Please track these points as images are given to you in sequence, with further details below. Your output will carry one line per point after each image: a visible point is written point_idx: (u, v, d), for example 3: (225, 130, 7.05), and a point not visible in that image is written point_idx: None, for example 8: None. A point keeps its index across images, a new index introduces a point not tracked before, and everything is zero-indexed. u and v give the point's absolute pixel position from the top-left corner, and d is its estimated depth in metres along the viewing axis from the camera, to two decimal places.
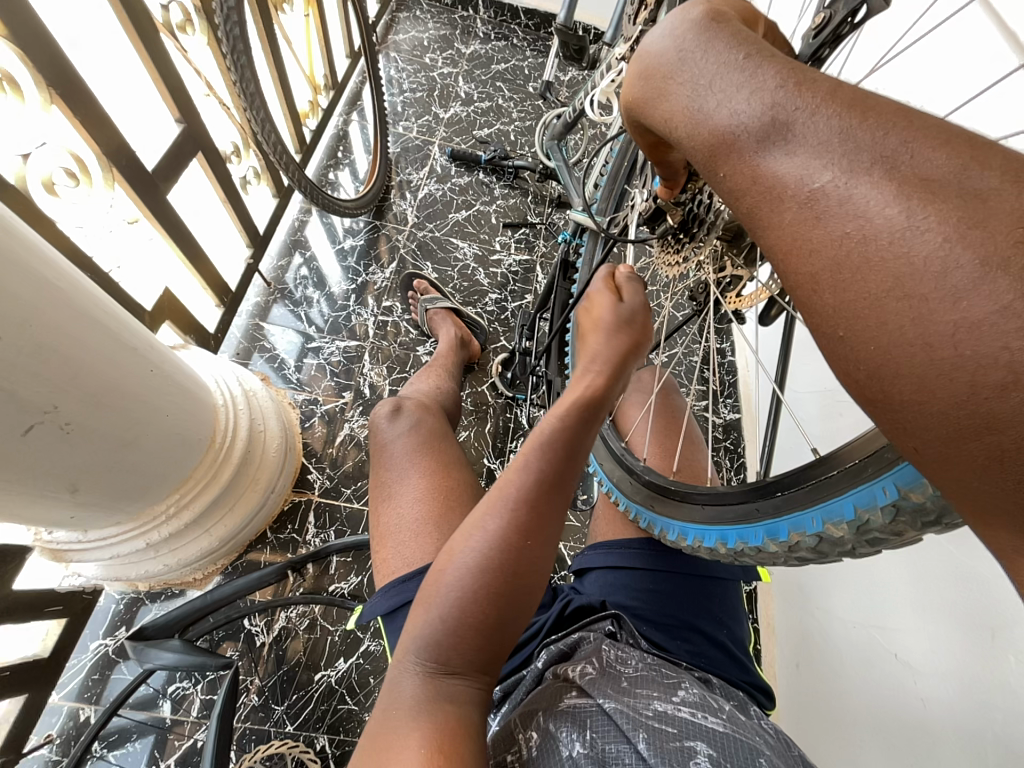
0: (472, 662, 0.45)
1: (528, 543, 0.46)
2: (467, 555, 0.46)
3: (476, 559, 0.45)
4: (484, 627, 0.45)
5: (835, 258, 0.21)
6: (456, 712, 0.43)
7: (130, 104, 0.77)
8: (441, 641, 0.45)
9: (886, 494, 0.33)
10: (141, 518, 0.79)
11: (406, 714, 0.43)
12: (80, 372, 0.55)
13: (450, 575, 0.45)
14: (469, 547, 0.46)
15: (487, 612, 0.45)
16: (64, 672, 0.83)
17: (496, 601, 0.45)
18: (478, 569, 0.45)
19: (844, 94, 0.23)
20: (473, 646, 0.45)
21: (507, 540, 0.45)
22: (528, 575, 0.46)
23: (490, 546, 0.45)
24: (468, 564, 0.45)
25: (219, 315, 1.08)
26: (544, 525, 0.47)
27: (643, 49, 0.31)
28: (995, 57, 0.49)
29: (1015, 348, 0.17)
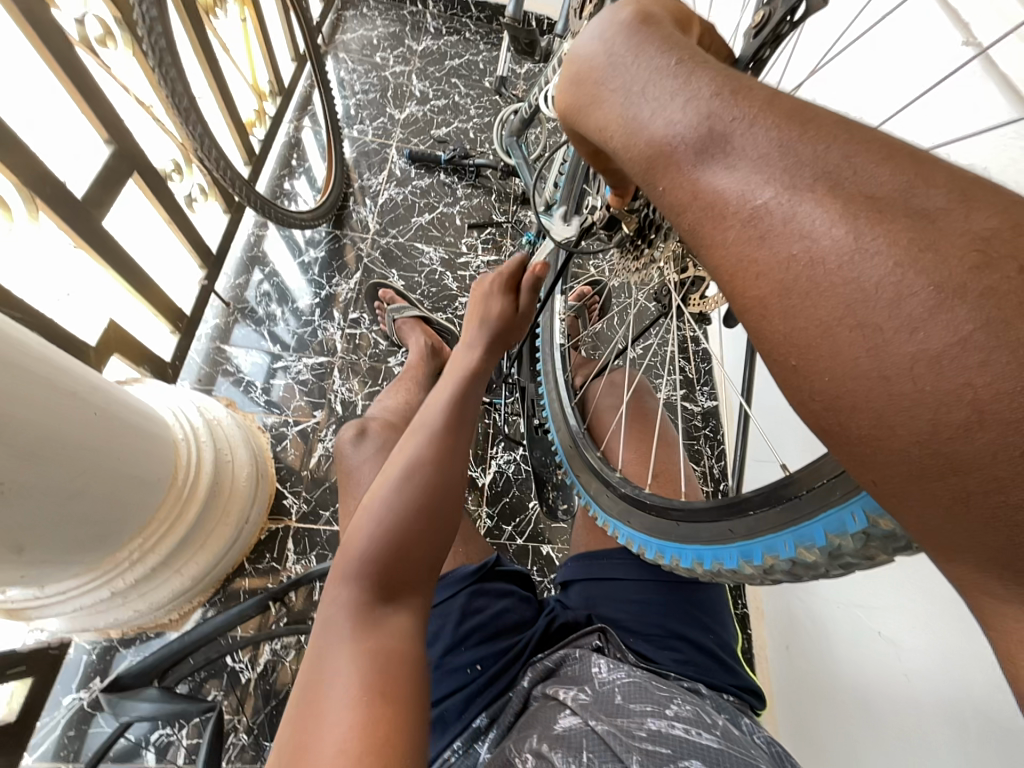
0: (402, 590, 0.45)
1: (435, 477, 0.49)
2: (382, 497, 0.47)
3: (382, 526, 0.46)
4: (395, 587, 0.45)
5: (781, 282, 0.20)
6: (389, 638, 0.42)
7: (50, 129, 0.72)
8: (366, 575, 0.44)
9: (856, 521, 0.33)
10: (102, 567, 0.75)
11: (339, 657, 0.41)
12: (11, 426, 0.51)
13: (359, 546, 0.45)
14: (382, 490, 0.47)
15: (431, 523, 0.47)
16: (36, 732, 0.79)
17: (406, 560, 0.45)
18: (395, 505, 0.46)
19: (781, 104, 0.21)
20: (399, 574, 0.45)
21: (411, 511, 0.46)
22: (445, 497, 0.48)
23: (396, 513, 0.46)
24: (373, 529, 0.46)
25: (176, 341, 1.03)
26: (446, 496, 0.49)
27: (573, 52, 0.29)
28: (939, 52, 0.48)
29: (979, 384, 0.16)
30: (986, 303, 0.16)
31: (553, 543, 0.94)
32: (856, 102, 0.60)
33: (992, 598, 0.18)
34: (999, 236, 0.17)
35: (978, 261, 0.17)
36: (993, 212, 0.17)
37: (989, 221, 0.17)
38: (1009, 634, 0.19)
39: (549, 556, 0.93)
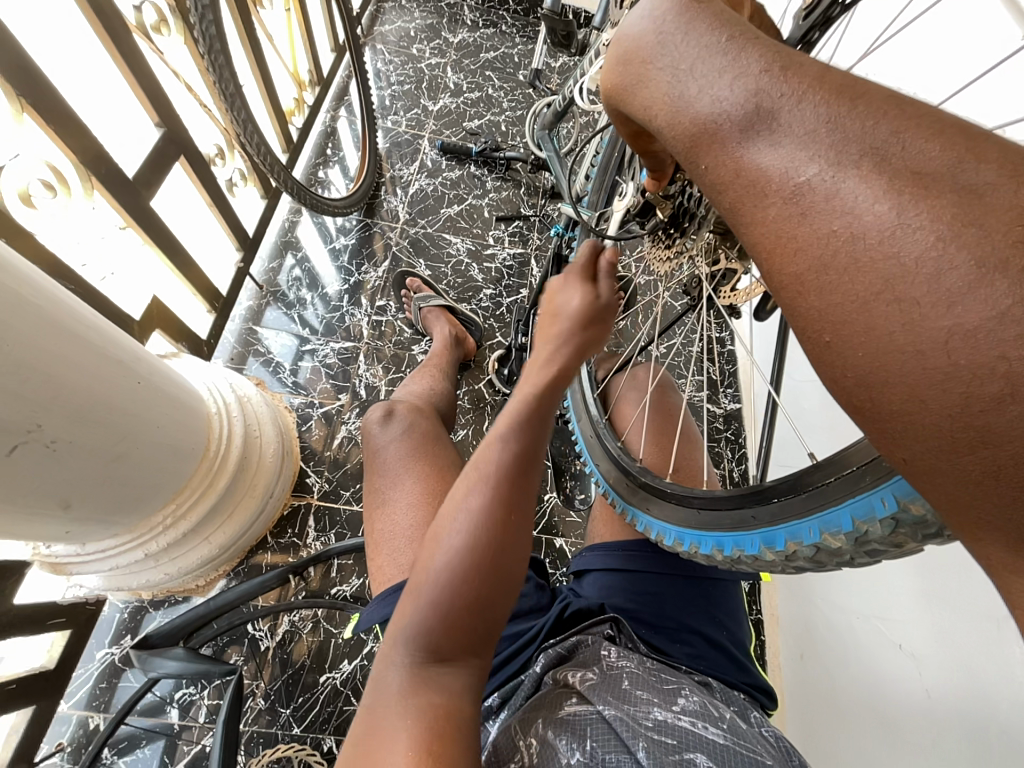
0: (462, 648, 0.44)
1: (511, 526, 0.45)
2: (454, 537, 0.45)
3: (462, 542, 0.44)
4: (470, 612, 0.44)
5: (820, 258, 0.20)
6: (445, 696, 0.42)
7: (106, 110, 0.75)
8: (444, 599, 0.43)
9: (886, 506, 0.32)
10: (138, 529, 0.79)
11: (395, 709, 0.42)
12: (63, 390, 0.54)
13: (437, 563, 0.44)
14: (453, 529, 0.45)
15: (509, 546, 0.45)
16: (72, 681, 0.84)
17: (486, 584, 0.44)
18: (464, 551, 0.44)
19: (832, 80, 0.21)
20: (463, 631, 0.44)
21: (489, 524, 0.45)
22: (516, 545, 0.46)
23: (475, 527, 0.45)
24: (455, 546, 0.44)
25: (212, 321, 1.07)
26: (523, 505, 0.47)
27: (621, 31, 0.29)
28: (994, 43, 0.47)
29: (1014, 356, 0.16)
30: None
31: (566, 536, 0.95)
32: (912, 85, 0.58)
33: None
34: None
35: None
36: None
37: None
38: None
39: (562, 548, 0.94)
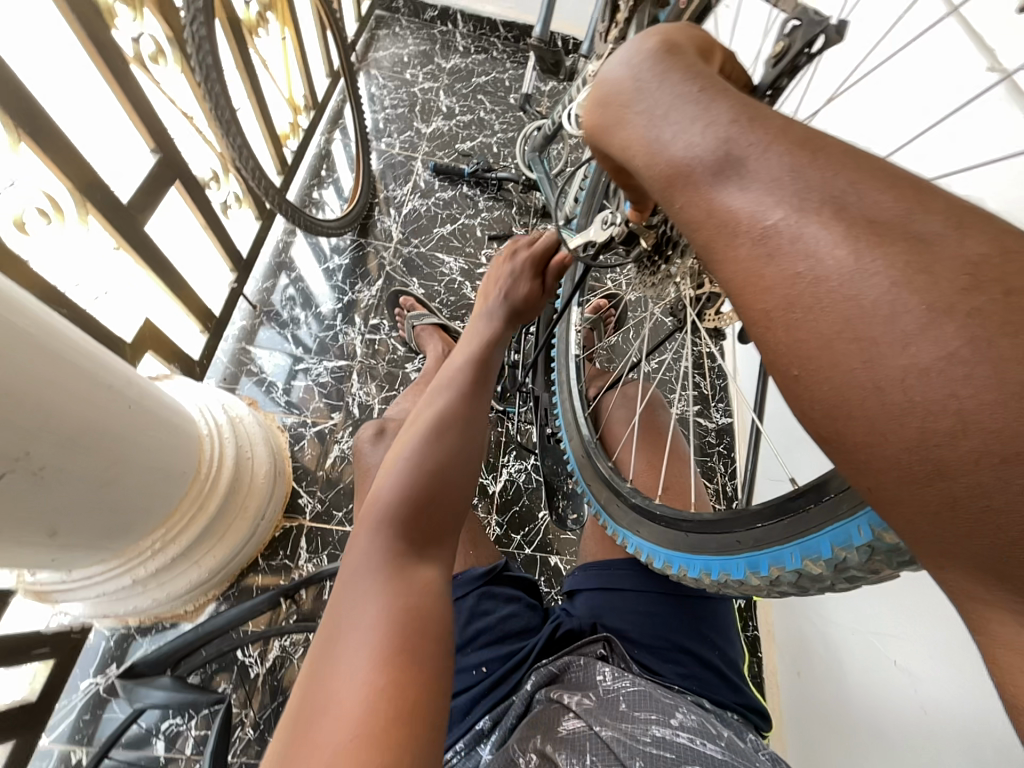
0: (420, 554, 0.46)
1: (443, 465, 0.49)
2: (389, 482, 0.48)
3: (397, 484, 0.48)
4: (410, 528, 0.46)
5: (787, 297, 0.21)
6: (407, 587, 0.43)
7: (102, 137, 0.76)
8: (385, 529, 0.46)
9: (862, 535, 0.33)
10: (125, 555, 0.78)
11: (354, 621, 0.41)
12: (53, 416, 0.54)
13: (376, 508, 0.47)
14: (393, 468, 0.49)
15: (441, 483, 0.48)
16: (54, 714, 0.82)
17: (423, 507, 0.47)
18: (400, 490, 0.47)
19: (794, 132, 0.23)
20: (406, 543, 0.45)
21: (420, 466, 0.48)
22: (449, 483, 0.49)
23: (408, 472, 0.48)
24: (390, 490, 0.47)
25: (204, 341, 1.07)
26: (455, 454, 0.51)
27: (600, 76, 0.30)
28: (961, 77, 0.49)
29: (963, 396, 0.17)
30: (973, 322, 0.17)
31: (560, 554, 0.94)
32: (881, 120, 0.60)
33: (981, 602, 0.19)
34: (989, 262, 0.18)
35: (969, 284, 0.18)
36: (986, 238, 0.18)
37: (981, 247, 0.18)
38: (1008, 647, 0.19)
39: (556, 567, 0.93)
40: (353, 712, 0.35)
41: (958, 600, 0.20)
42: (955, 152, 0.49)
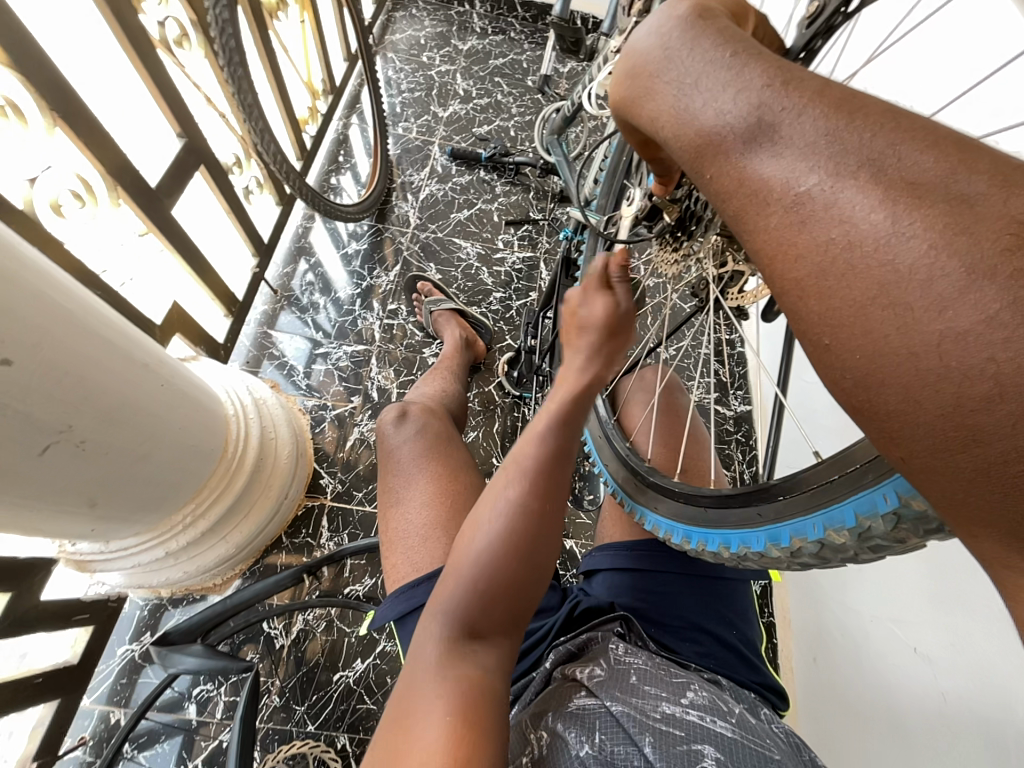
0: (495, 628, 0.46)
1: (544, 515, 0.47)
2: (490, 524, 0.47)
3: (499, 529, 0.46)
4: (503, 590, 0.45)
5: (820, 265, 0.21)
6: (479, 670, 0.43)
7: (131, 121, 0.78)
8: (478, 585, 0.45)
9: (887, 502, 0.33)
10: (159, 528, 0.81)
11: (431, 679, 0.43)
12: (92, 390, 0.56)
13: (474, 546, 0.46)
14: (489, 520, 0.47)
15: (537, 539, 0.46)
16: (93, 677, 0.86)
17: (519, 569, 0.46)
18: (500, 536, 0.46)
19: (832, 94, 0.22)
20: (495, 609, 0.45)
21: (523, 513, 0.46)
22: (547, 536, 0.47)
23: (510, 515, 0.46)
24: (491, 531, 0.46)
25: (228, 325, 1.09)
26: (555, 499, 0.49)
27: (628, 46, 0.30)
28: (1006, 38, 0.47)
29: (1001, 359, 0.17)
30: (1016, 283, 0.17)
31: (576, 538, 0.95)
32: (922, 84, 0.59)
33: (1015, 572, 0.19)
34: None
35: (1013, 243, 0.17)
36: None
37: None
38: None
39: (571, 550, 0.94)
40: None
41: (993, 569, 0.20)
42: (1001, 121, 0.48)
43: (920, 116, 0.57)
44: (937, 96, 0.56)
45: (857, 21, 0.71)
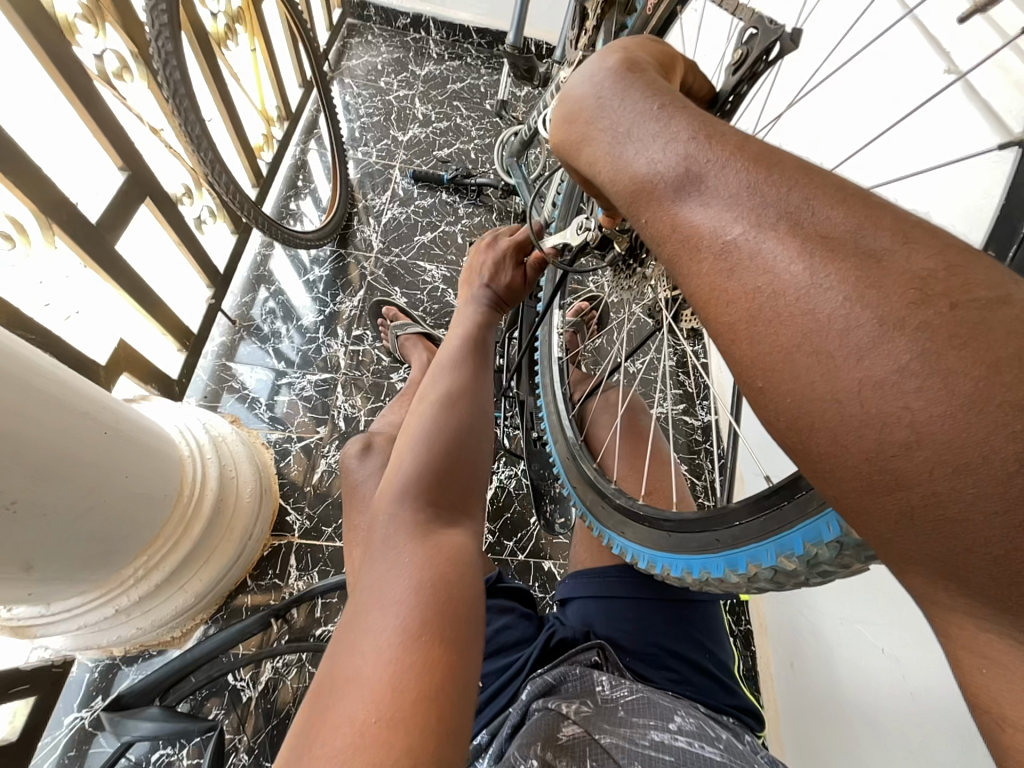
0: (434, 539, 0.47)
1: (454, 443, 0.53)
2: (405, 462, 0.52)
3: (414, 459, 0.51)
4: (430, 508, 0.49)
5: (749, 311, 0.21)
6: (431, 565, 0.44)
7: (66, 157, 0.74)
8: (405, 509, 0.48)
9: (830, 531, 0.33)
10: (105, 586, 0.76)
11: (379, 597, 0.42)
12: (24, 446, 0.52)
13: (395, 480, 0.51)
14: (405, 458, 0.52)
15: (448, 465, 0.52)
16: (36, 752, 0.79)
17: (439, 489, 0.50)
18: (414, 465, 0.51)
19: (750, 148, 0.23)
20: (427, 525, 0.48)
21: (433, 442, 0.52)
22: (459, 464, 0.53)
23: (422, 446, 0.52)
24: (406, 465, 0.51)
25: (183, 359, 1.05)
26: (465, 430, 0.54)
27: (566, 91, 0.30)
28: (920, 78, 0.52)
29: (915, 407, 0.17)
30: (923, 335, 0.18)
31: (554, 558, 0.95)
32: (850, 117, 0.63)
33: (948, 610, 0.19)
34: (934, 277, 0.19)
35: (917, 297, 0.18)
36: (930, 252, 0.19)
37: (927, 262, 0.19)
38: (969, 649, 0.19)
39: (550, 572, 0.93)
40: (382, 665, 0.36)
41: (923, 605, 0.20)
42: (924, 150, 0.52)
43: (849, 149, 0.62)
44: (864, 129, 0.61)
45: (780, 67, 0.79)
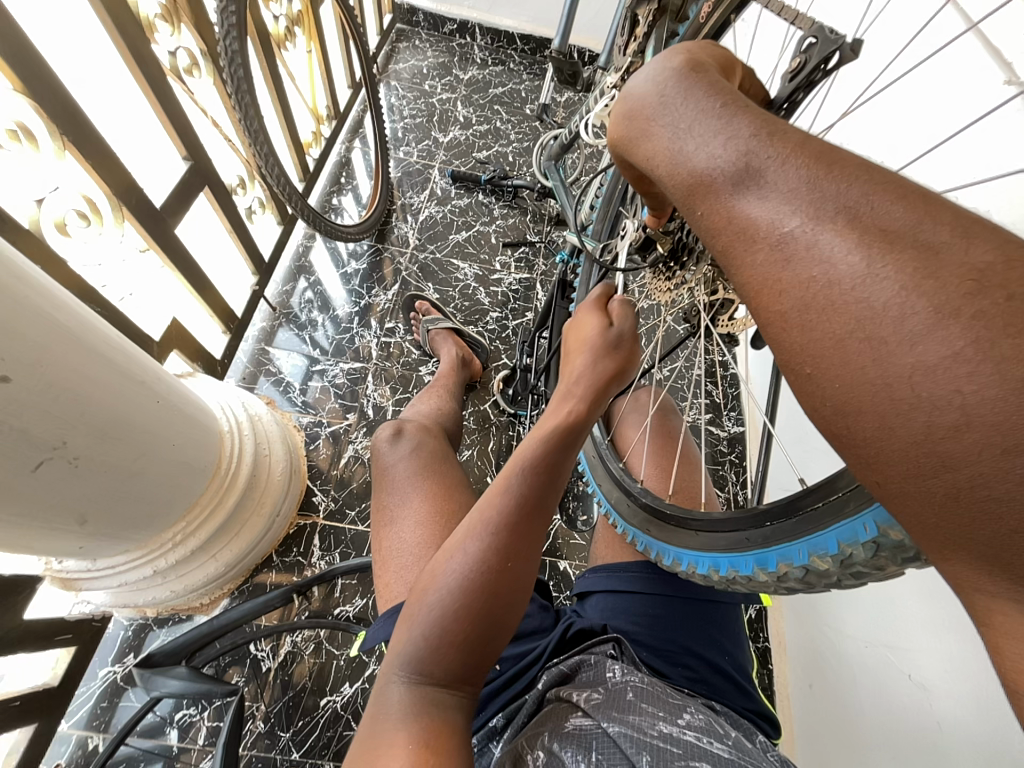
0: (455, 674, 0.45)
1: (508, 566, 0.46)
2: (450, 575, 0.45)
3: (458, 582, 0.45)
4: (462, 647, 0.44)
5: (803, 299, 0.22)
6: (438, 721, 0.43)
7: (138, 144, 0.80)
8: (434, 642, 0.44)
9: (867, 531, 0.33)
10: (148, 546, 0.81)
11: (392, 725, 0.43)
12: (87, 407, 0.56)
13: (432, 596, 0.45)
14: (450, 568, 0.46)
15: (494, 595, 0.45)
16: (73, 701, 0.84)
17: (478, 620, 0.44)
18: (458, 591, 0.44)
19: (812, 146, 0.24)
20: (455, 659, 0.45)
21: (484, 566, 0.45)
22: (508, 594, 0.46)
23: (471, 569, 0.45)
24: (450, 585, 0.45)
25: (226, 341, 1.10)
26: (520, 554, 0.47)
27: (627, 90, 0.32)
28: (981, 89, 0.52)
29: (966, 391, 0.18)
30: (977, 323, 0.18)
31: (570, 559, 0.95)
32: (908, 126, 0.63)
33: (987, 593, 0.19)
34: (991, 270, 0.19)
35: (973, 288, 0.19)
36: (989, 247, 0.19)
37: (985, 256, 0.19)
38: (1005, 635, 0.19)
39: (566, 572, 0.93)
40: None
41: (959, 589, 0.21)
42: (983, 163, 0.51)
43: (910, 155, 0.61)
44: (923, 139, 0.60)
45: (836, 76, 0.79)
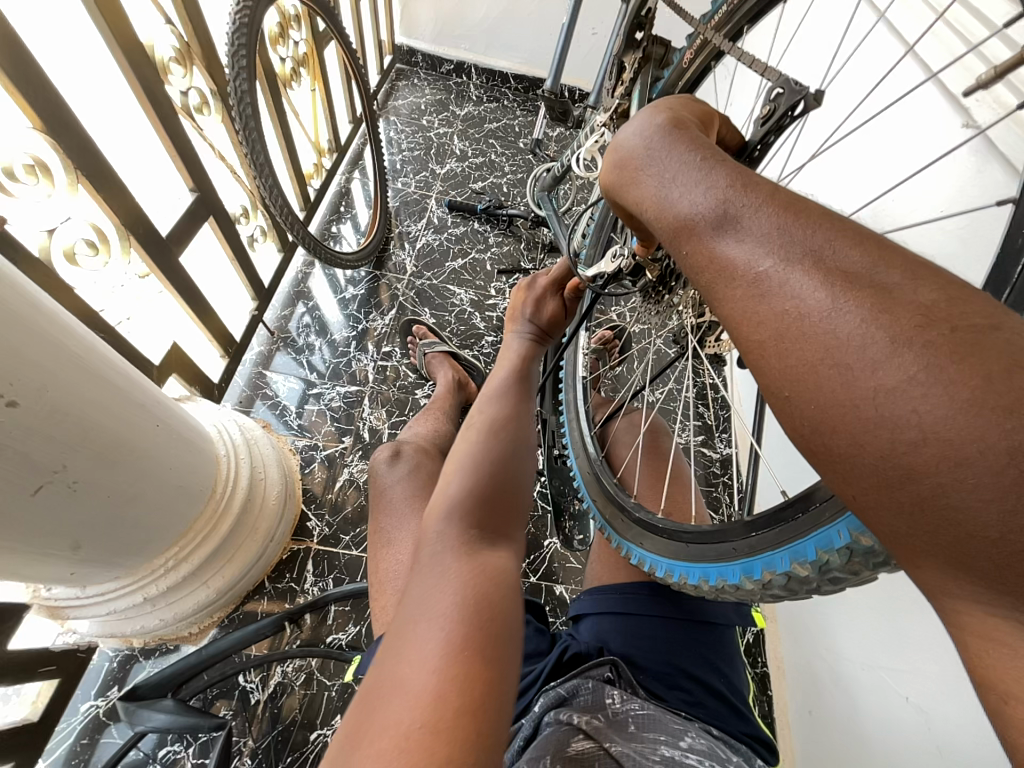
0: (487, 535, 0.47)
1: (511, 449, 0.54)
2: (462, 458, 0.52)
3: (471, 456, 0.52)
4: (485, 505, 0.48)
5: (777, 330, 0.24)
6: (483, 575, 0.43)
7: (146, 176, 0.83)
8: (460, 504, 0.48)
9: (841, 538, 0.35)
10: (139, 573, 0.80)
11: (437, 582, 0.41)
12: (89, 431, 0.57)
13: (450, 475, 0.51)
14: (460, 454, 0.53)
15: (503, 469, 0.52)
16: (53, 737, 0.81)
17: (496, 485, 0.50)
18: (472, 463, 0.51)
19: (781, 196, 0.26)
20: (482, 516, 0.48)
21: (489, 447, 0.53)
22: (514, 473, 0.53)
23: (479, 448, 0.53)
24: (464, 462, 0.52)
25: (223, 365, 1.11)
26: (518, 441, 0.56)
27: (616, 143, 0.35)
28: (941, 133, 0.56)
29: (922, 411, 0.20)
30: (928, 352, 0.20)
31: (567, 584, 0.94)
32: (872, 166, 0.67)
33: (959, 598, 0.21)
34: (938, 306, 0.21)
35: (923, 321, 0.21)
36: (936, 287, 0.22)
37: (932, 295, 0.22)
38: (975, 643, 0.21)
39: (562, 596, 0.93)
40: (441, 665, 0.35)
41: (932, 596, 0.22)
42: (947, 200, 0.55)
43: (870, 195, 0.66)
44: (885, 178, 0.64)
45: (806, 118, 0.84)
